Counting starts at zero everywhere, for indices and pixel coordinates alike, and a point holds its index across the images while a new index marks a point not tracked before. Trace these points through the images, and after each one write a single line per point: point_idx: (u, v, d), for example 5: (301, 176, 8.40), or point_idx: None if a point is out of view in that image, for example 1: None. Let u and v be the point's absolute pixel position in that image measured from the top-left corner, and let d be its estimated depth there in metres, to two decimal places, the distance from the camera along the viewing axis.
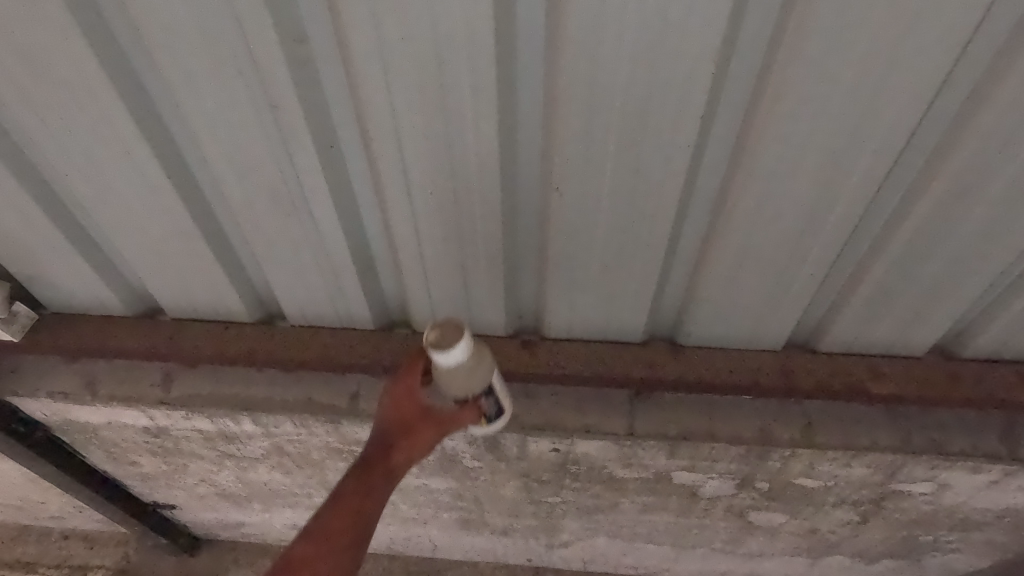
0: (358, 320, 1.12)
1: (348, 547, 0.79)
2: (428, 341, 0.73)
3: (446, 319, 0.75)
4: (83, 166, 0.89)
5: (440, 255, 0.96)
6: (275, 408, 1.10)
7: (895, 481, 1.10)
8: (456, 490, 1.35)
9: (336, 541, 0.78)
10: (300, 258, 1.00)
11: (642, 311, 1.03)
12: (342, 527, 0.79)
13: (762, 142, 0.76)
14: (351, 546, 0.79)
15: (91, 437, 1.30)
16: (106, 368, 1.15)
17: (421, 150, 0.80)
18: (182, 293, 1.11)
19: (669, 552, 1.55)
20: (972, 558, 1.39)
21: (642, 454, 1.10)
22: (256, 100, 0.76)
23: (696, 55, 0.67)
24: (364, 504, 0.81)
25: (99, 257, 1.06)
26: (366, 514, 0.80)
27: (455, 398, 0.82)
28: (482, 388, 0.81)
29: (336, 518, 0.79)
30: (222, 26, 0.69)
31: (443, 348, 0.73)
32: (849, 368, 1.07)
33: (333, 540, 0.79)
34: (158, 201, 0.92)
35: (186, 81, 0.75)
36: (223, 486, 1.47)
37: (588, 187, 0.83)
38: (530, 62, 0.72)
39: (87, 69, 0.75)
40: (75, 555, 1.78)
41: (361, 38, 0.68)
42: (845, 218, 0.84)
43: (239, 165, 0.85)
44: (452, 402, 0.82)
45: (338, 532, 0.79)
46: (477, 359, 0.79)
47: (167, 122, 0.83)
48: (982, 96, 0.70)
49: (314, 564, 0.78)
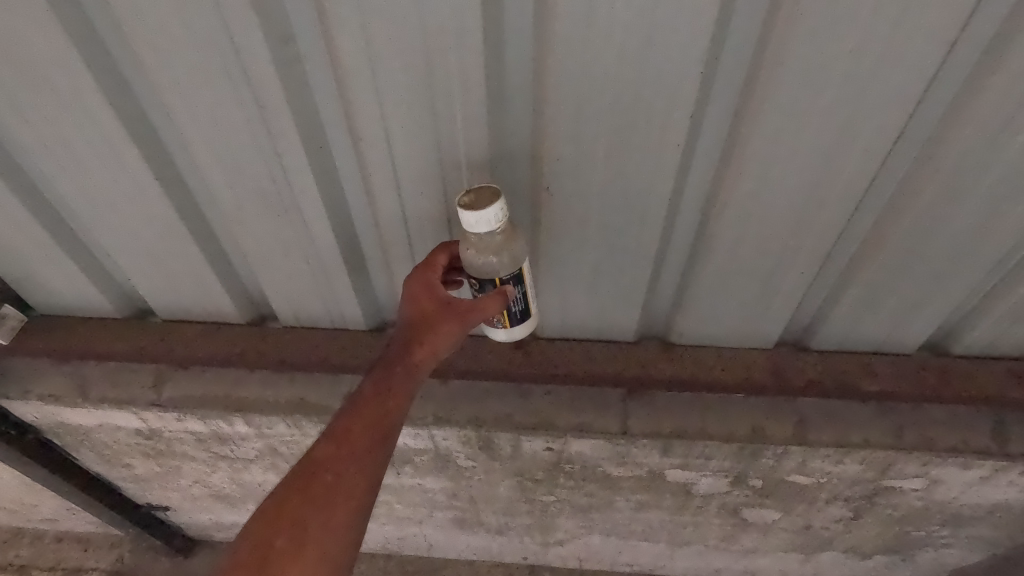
0: (350, 319, 1.12)
1: (366, 455, 0.79)
2: (461, 203, 0.75)
3: (480, 186, 0.77)
4: (69, 167, 0.88)
5: (431, 255, 0.96)
6: (268, 409, 1.09)
7: (888, 478, 1.11)
8: (450, 489, 1.35)
9: (354, 450, 0.78)
10: (291, 259, 0.99)
11: (634, 309, 1.03)
12: (358, 437, 0.79)
13: (752, 140, 0.76)
14: (370, 455, 0.79)
15: (83, 439, 1.29)
16: (97, 370, 1.14)
17: (411, 150, 0.80)
18: (172, 295, 1.10)
19: (664, 549, 1.55)
20: (964, 553, 1.39)
21: (636, 452, 1.10)
22: (244, 99, 0.76)
23: (684, 54, 0.67)
24: (384, 412, 0.81)
25: (88, 258, 1.05)
26: (384, 422, 0.80)
27: (481, 283, 0.84)
28: (509, 273, 0.84)
29: (355, 426, 0.79)
30: (208, 26, 0.69)
31: (473, 209, 0.74)
32: (840, 366, 1.09)
33: (351, 449, 0.78)
34: (146, 202, 0.92)
35: (172, 80, 0.75)
36: (217, 487, 1.46)
37: (578, 185, 0.83)
38: (519, 61, 0.71)
39: (72, 68, 0.74)
40: (69, 558, 1.77)
41: (350, 37, 0.68)
42: (835, 216, 0.85)
43: (228, 166, 0.85)
44: (481, 287, 0.85)
45: (356, 440, 0.79)
46: (503, 238, 0.83)
47: (154, 123, 0.83)
48: (970, 93, 0.70)
49: (331, 473, 0.77)
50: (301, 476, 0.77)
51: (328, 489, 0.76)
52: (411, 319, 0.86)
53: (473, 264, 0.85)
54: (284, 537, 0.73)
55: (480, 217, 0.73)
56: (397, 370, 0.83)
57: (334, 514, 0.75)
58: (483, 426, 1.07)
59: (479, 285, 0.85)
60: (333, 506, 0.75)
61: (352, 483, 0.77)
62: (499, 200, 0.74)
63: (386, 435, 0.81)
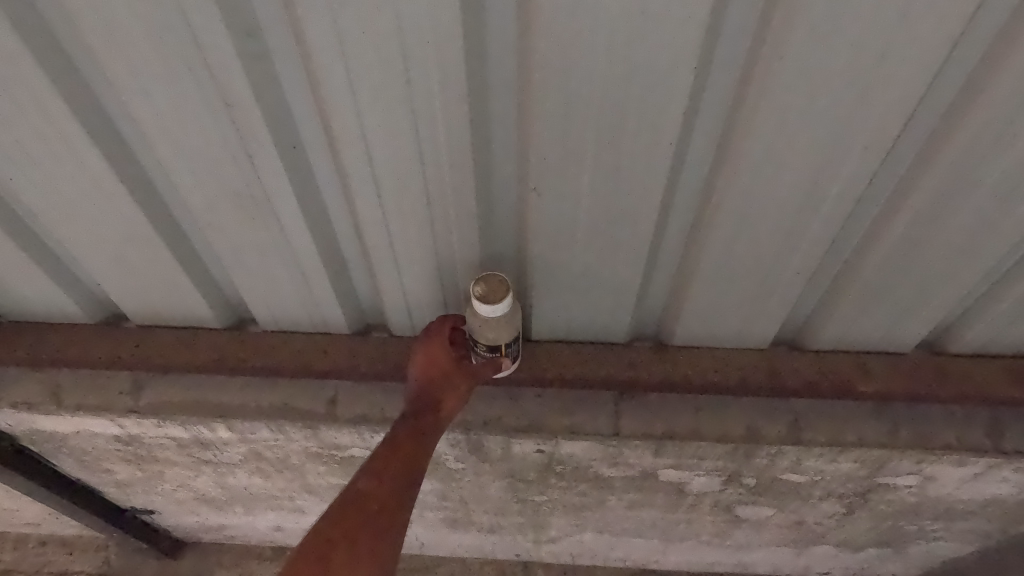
0: (332, 322, 1.08)
1: (404, 489, 0.85)
2: (475, 293, 0.86)
3: (488, 275, 0.88)
4: (28, 168, 0.84)
5: (414, 257, 0.93)
6: (250, 414, 1.07)
7: (882, 475, 1.09)
8: (440, 490, 1.32)
9: (394, 480, 0.85)
10: (269, 262, 0.96)
11: (624, 310, 1.01)
12: (396, 471, 0.86)
13: (747, 138, 0.73)
14: (407, 490, 0.85)
15: (60, 446, 1.25)
16: (71, 377, 1.10)
17: (390, 150, 0.77)
18: (146, 299, 1.06)
19: (657, 545, 1.53)
20: (956, 545, 1.38)
21: (628, 453, 1.08)
22: (209, 98, 0.72)
23: (675, 49, 0.64)
24: (414, 455, 0.88)
25: (55, 263, 1.01)
26: (417, 461, 0.88)
27: (488, 347, 0.90)
28: (510, 340, 0.90)
29: (392, 463, 0.86)
30: (169, 22, 0.65)
31: (487, 300, 0.85)
32: (837, 365, 1.06)
33: (391, 478, 0.85)
34: (113, 205, 0.88)
35: (133, 78, 0.71)
36: (202, 490, 1.43)
37: (566, 186, 0.80)
38: (502, 57, 0.68)
39: (24, 67, 0.70)
40: (53, 561, 1.73)
41: (320, 32, 0.65)
42: (833, 214, 0.82)
43: (197, 167, 0.81)
44: (485, 350, 0.91)
45: (394, 471, 0.85)
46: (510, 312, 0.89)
47: (118, 123, 0.79)
48: (973, 90, 0.67)
49: (377, 501, 0.82)
50: (350, 500, 0.81)
51: (375, 514, 0.81)
52: (427, 376, 0.95)
53: (479, 330, 0.90)
54: (339, 552, 0.77)
55: (494, 308, 0.85)
56: (422, 421, 0.92)
57: (381, 536, 0.80)
58: (472, 429, 1.05)
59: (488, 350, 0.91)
60: (382, 529, 0.80)
61: (396, 509, 0.82)
62: (508, 293, 0.86)
63: (416, 474, 0.87)
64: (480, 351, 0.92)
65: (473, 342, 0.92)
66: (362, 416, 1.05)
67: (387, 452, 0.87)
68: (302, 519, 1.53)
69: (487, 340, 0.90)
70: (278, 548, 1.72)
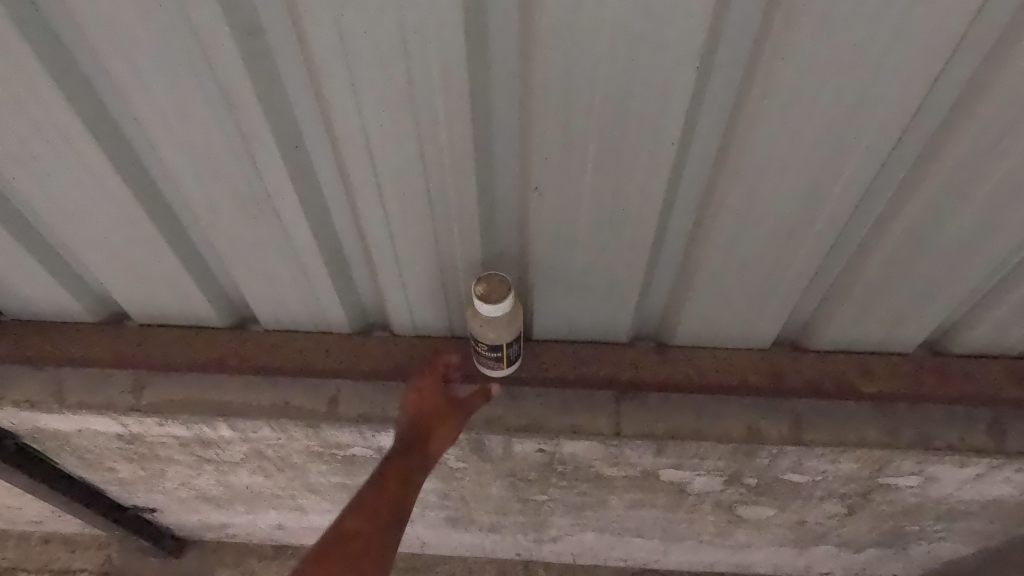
0: (334, 321, 1.08)
1: (387, 530, 0.90)
2: (477, 293, 0.87)
3: (489, 274, 0.88)
4: (31, 167, 0.84)
5: (415, 256, 0.93)
6: (251, 413, 1.07)
7: (883, 475, 1.09)
8: (441, 489, 1.33)
9: (378, 521, 0.90)
10: (271, 261, 0.96)
11: (626, 310, 1.01)
12: (382, 512, 0.91)
13: (749, 138, 0.73)
14: (391, 530, 0.91)
15: (63, 444, 1.25)
16: (73, 375, 1.10)
17: (391, 149, 0.77)
18: (148, 298, 1.07)
19: (658, 544, 1.53)
20: (957, 546, 1.38)
21: (629, 452, 1.08)
22: (211, 98, 0.72)
23: (677, 49, 0.64)
24: (401, 495, 0.93)
25: (58, 261, 1.01)
26: (403, 502, 0.93)
27: (490, 345, 0.93)
28: (511, 338, 0.92)
29: (379, 503, 0.91)
30: (171, 21, 0.65)
31: (488, 299, 0.86)
32: (838, 365, 1.06)
33: (376, 521, 0.90)
34: (115, 204, 0.88)
35: (135, 78, 0.71)
36: (204, 489, 1.43)
37: (567, 185, 0.80)
38: (504, 56, 0.68)
39: (26, 66, 0.71)
40: (56, 559, 1.73)
41: (322, 32, 0.65)
42: (835, 215, 0.82)
43: (199, 166, 0.82)
44: (487, 349, 0.94)
45: (380, 514, 0.91)
46: (511, 311, 0.90)
47: (120, 123, 0.79)
48: (976, 89, 0.67)
49: (359, 544, 0.88)
50: (333, 541, 0.87)
51: (356, 556, 0.87)
52: (421, 415, 0.98)
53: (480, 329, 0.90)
54: None
55: (495, 307, 0.86)
56: (413, 459, 0.96)
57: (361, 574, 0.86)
58: (473, 428, 1.04)
59: (490, 348, 0.93)
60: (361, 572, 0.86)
61: (377, 550, 0.88)
62: (509, 292, 0.86)
63: (401, 514, 0.93)
64: (483, 351, 0.95)
65: (476, 342, 0.95)
66: (363, 415, 1.05)
67: (375, 493, 0.92)
68: (304, 517, 1.53)
69: (488, 338, 0.92)
70: (280, 547, 1.72)
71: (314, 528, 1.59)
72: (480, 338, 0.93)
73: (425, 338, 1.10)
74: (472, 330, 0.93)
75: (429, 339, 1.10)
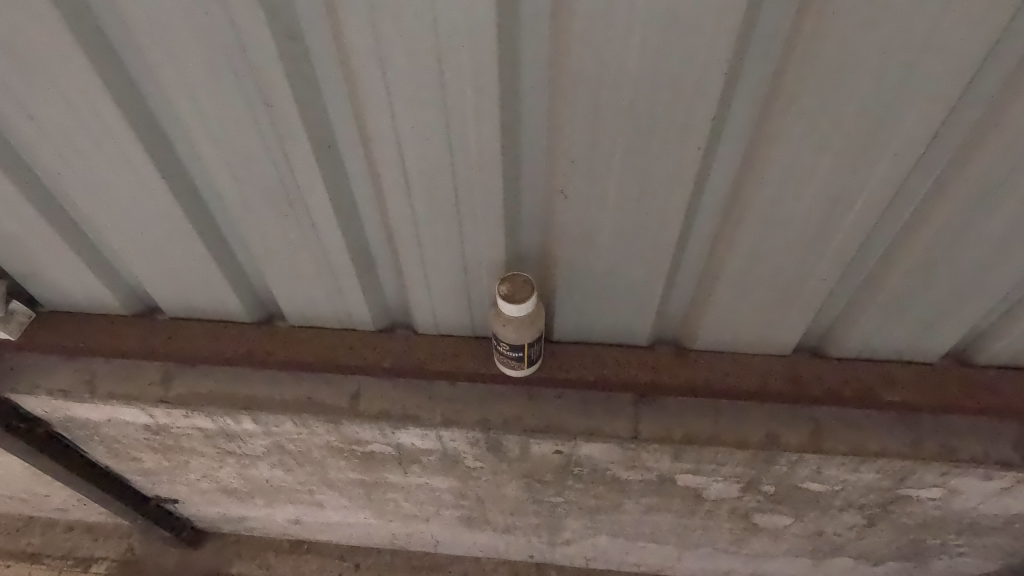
0: (357, 318, 1.10)
1: None
2: (501, 293, 0.88)
3: (514, 275, 0.90)
4: (74, 163, 0.87)
5: (439, 255, 0.94)
6: (275, 407, 1.09)
7: (904, 487, 1.08)
8: (457, 489, 1.33)
9: None
10: (299, 258, 0.98)
11: (647, 313, 1.01)
12: None
13: (777, 144, 0.74)
14: None
15: (92, 433, 1.28)
16: (105, 366, 1.14)
17: (421, 150, 0.78)
18: (180, 293, 1.10)
19: (671, 551, 1.53)
20: (979, 562, 1.36)
21: (646, 456, 1.08)
22: (249, 98, 0.75)
23: (706, 55, 0.65)
24: None
25: (95, 254, 1.04)
26: None
27: (511, 344, 0.94)
28: (531, 338, 0.94)
29: None
30: (215, 24, 0.67)
31: (512, 299, 0.87)
32: (861, 373, 1.04)
33: None
34: (153, 200, 0.91)
35: (177, 77, 0.74)
36: (225, 481, 1.45)
37: (593, 188, 0.81)
38: (535, 59, 0.69)
39: (77, 64, 0.74)
40: (80, 547, 1.78)
41: (358, 35, 0.67)
42: (861, 221, 0.82)
43: (234, 164, 0.84)
44: (508, 349, 0.95)
45: None
46: (532, 312, 0.91)
47: (160, 120, 0.82)
48: (1010, 96, 0.67)
49: None
50: None
51: None
52: None
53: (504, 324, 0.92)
54: None
55: (518, 307, 0.87)
56: None
57: None
58: (491, 428, 1.05)
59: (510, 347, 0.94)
60: None
61: None
62: (533, 293, 0.88)
63: None
64: (504, 351, 0.96)
65: (497, 342, 0.96)
66: (383, 412, 1.07)
67: None
68: (322, 513, 1.56)
69: (509, 336, 0.93)
70: (296, 541, 1.75)
71: (331, 523, 1.61)
72: (501, 338, 0.94)
73: (445, 336, 1.10)
74: (494, 330, 0.95)
75: (450, 338, 1.10)
